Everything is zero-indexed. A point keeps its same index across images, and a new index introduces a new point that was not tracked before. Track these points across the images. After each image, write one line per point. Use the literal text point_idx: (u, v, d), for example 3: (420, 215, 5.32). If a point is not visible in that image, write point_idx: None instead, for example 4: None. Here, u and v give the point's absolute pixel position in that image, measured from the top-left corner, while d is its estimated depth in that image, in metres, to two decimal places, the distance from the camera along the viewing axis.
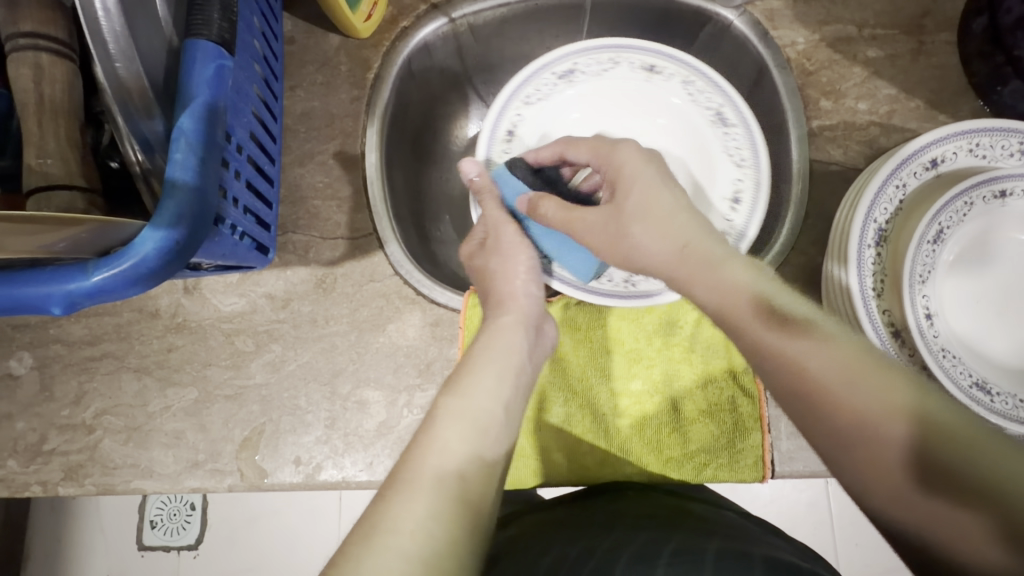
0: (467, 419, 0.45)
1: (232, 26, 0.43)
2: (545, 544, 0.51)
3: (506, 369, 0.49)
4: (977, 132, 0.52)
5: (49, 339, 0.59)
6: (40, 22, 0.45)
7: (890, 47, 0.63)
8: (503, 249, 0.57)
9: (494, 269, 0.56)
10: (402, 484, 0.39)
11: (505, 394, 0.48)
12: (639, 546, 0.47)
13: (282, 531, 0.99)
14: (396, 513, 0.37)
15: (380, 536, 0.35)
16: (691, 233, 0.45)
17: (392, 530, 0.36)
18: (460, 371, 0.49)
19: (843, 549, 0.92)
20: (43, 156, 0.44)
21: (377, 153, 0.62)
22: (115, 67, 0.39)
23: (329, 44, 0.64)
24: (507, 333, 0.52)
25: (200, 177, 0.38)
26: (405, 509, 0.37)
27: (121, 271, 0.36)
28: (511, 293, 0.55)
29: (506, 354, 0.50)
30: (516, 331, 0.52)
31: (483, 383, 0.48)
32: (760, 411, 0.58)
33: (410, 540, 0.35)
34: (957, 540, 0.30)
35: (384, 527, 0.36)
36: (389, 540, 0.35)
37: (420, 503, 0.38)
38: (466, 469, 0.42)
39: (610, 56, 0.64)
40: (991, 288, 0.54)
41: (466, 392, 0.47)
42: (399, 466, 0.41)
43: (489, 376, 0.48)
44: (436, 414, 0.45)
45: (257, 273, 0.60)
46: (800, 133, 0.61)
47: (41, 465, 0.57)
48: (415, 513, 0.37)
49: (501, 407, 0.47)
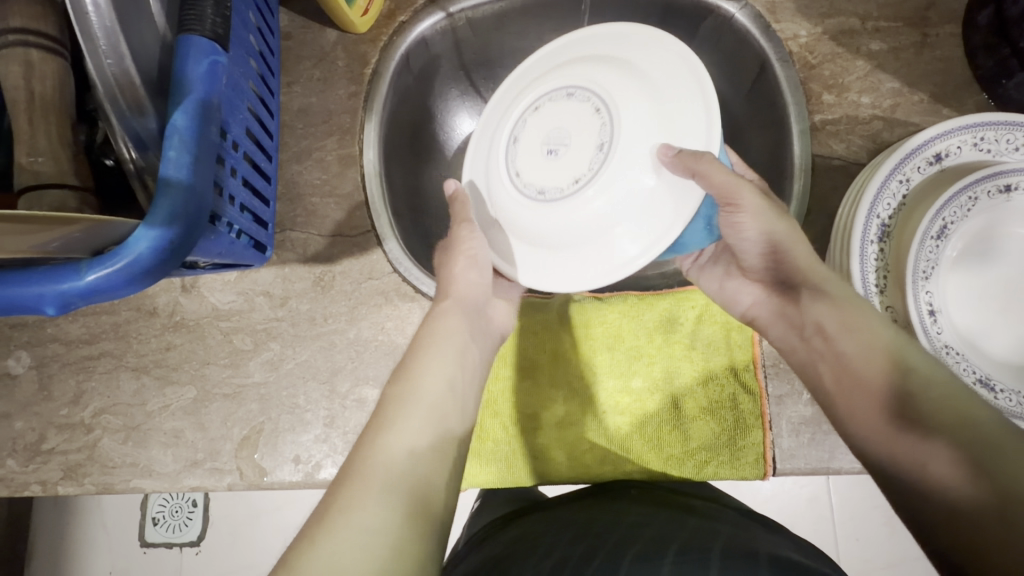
0: (418, 400, 0.46)
1: (225, 21, 0.42)
2: (549, 543, 0.51)
3: (450, 351, 0.50)
4: (982, 125, 0.52)
5: (47, 338, 0.58)
6: (29, 18, 0.44)
7: (894, 39, 0.62)
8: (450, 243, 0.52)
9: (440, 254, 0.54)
10: (359, 467, 0.40)
11: (451, 371, 0.49)
12: (643, 545, 0.47)
13: (284, 528, 0.98)
14: (352, 495, 0.38)
15: (337, 517, 0.37)
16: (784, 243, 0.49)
17: (346, 510, 0.37)
18: (409, 358, 0.49)
19: (843, 544, 0.92)
20: (33, 154, 0.44)
21: (376, 150, 0.61)
22: (105, 65, 0.39)
23: (327, 39, 0.63)
24: (452, 317, 0.52)
25: (193, 175, 0.38)
26: (359, 490, 0.39)
27: (115, 270, 0.35)
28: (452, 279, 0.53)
29: (451, 336, 0.51)
30: (462, 315, 0.52)
31: (432, 366, 0.48)
32: (762, 408, 0.57)
33: (366, 517, 0.37)
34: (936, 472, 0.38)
35: (341, 507, 0.37)
36: (345, 519, 0.37)
37: (373, 484, 0.39)
38: (418, 446, 0.43)
39: (580, 74, 0.46)
40: (995, 282, 0.53)
41: (416, 374, 0.48)
42: (355, 451, 0.42)
43: (436, 352, 0.49)
44: (388, 403, 0.46)
45: (255, 271, 0.59)
46: (802, 128, 0.60)
47: (40, 464, 0.57)
48: (370, 493, 0.39)
49: (447, 383, 0.48)
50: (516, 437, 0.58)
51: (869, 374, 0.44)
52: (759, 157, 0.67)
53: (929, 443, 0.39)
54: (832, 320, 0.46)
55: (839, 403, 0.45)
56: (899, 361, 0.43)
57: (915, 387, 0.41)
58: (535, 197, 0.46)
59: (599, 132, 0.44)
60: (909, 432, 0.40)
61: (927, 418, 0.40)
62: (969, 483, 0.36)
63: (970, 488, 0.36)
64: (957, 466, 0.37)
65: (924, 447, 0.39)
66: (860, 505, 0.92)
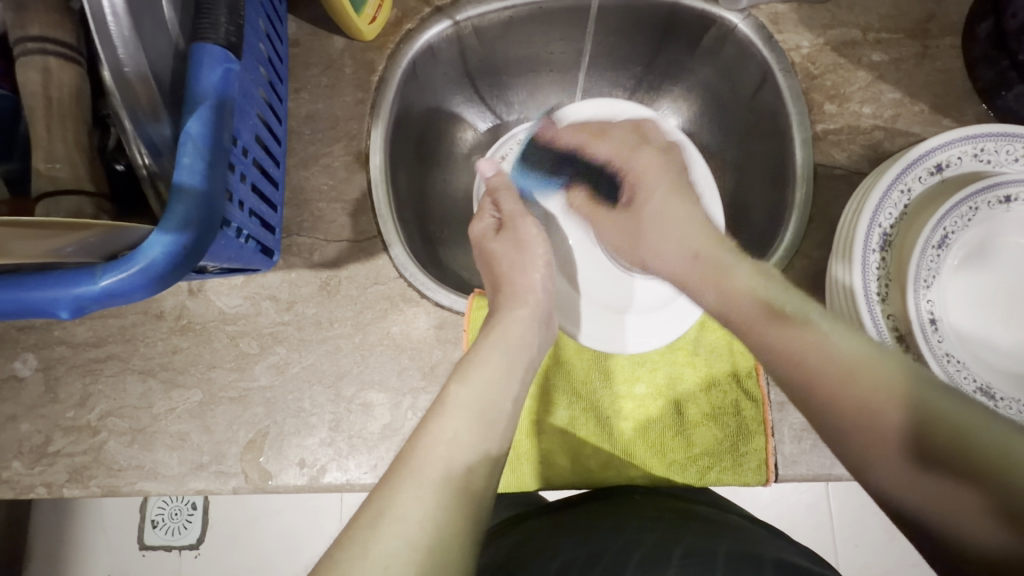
0: (473, 409, 0.46)
1: (238, 30, 0.43)
2: (558, 544, 0.52)
3: (515, 363, 0.52)
4: (983, 136, 0.52)
5: (54, 340, 0.59)
6: (47, 26, 0.45)
7: (895, 51, 0.63)
8: (521, 240, 0.62)
9: (508, 263, 0.60)
10: (409, 472, 0.41)
11: (513, 389, 0.50)
12: (650, 547, 0.47)
13: (284, 530, 0.99)
14: (403, 503, 0.38)
15: (390, 523, 0.37)
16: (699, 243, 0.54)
17: (398, 518, 0.37)
18: (469, 357, 0.51)
19: (842, 549, 0.92)
20: (51, 161, 0.44)
21: (382, 155, 0.62)
22: (124, 71, 0.40)
23: (334, 46, 0.64)
24: (522, 326, 0.54)
25: (207, 181, 0.38)
26: (412, 497, 0.39)
27: (130, 274, 0.36)
28: (530, 286, 0.59)
29: (518, 346, 0.53)
30: (531, 327, 0.55)
31: (492, 376, 0.49)
32: (764, 414, 0.58)
33: (417, 528, 0.37)
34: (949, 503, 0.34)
35: (394, 514, 0.37)
36: (395, 526, 0.36)
37: (429, 493, 0.39)
38: (474, 462, 0.43)
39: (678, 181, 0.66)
40: (995, 291, 0.54)
41: (476, 381, 0.48)
42: (402, 459, 0.42)
43: (497, 357, 0.51)
44: (444, 403, 0.46)
45: (261, 275, 0.60)
46: (804, 138, 0.61)
47: (46, 466, 0.57)
48: (424, 503, 0.38)
49: (508, 402, 0.49)
50: (522, 441, 0.58)
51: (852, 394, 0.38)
52: (759, 165, 0.68)
53: (945, 481, 0.34)
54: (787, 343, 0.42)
55: (833, 435, 0.40)
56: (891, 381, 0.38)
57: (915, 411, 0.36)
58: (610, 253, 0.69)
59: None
60: (918, 467, 0.35)
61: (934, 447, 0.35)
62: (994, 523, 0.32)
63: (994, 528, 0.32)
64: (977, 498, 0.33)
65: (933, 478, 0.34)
66: (858, 510, 0.93)
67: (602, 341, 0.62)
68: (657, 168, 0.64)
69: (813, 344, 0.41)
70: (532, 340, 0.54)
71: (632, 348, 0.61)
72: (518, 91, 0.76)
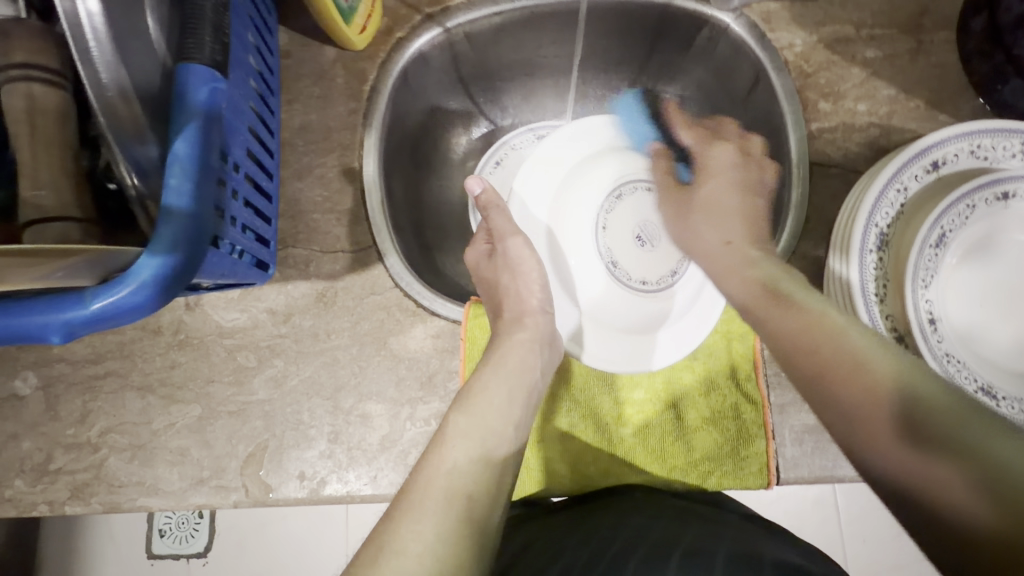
0: (474, 439, 0.47)
1: (224, 49, 0.43)
2: (562, 541, 0.51)
3: (518, 387, 0.52)
4: (978, 133, 0.52)
5: (53, 358, 0.59)
6: (32, 52, 0.45)
7: (889, 47, 0.62)
8: (512, 264, 0.58)
9: (506, 286, 0.58)
10: (410, 506, 0.41)
11: (516, 413, 0.50)
12: (651, 545, 0.47)
13: (291, 537, 0.99)
14: (403, 534, 0.39)
15: (388, 559, 0.37)
16: (737, 236, 0.56)
17: (398, 552, 0.37)
18: (471, 387, 0.50)
19: (849, 545, 0.92)
20: (36, 187, 0.45)
21: (375, 163, 0.62)
22: (106, 94, 0.39)
23: (325, 56, 0.64)
24: (523, 351, 0.54)
25: (195, 202, 0.38)
26: (414, 532, 0.39)
27: (119, 296, 0.36)
28: (531, 310, 0.57)
29: (522, 372, 0.52)
30: (532, 350, 0.55)
31: (492, 403, 0.49)
32: (764, 418, 0.58)
33: (416, 562, 0.37)
34: (942, 491, 0.35)
35: (393, 548, 0.38)
36: (395, 562, 0.37)
37: (429, 525, 0.40)
38: (475, 490, 0.44)
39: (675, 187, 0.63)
40: (995, 289, 0.53)
41: (477, 411, 0.48)
42: (400, 494, 0.43)
43: (496, 380, 0.51)
44: (445, 433, 0.46)
45: (257, 288, 0.60)
46: (799, 136, 0.61)
47: (48, 484, 0.57)
48: (424, 535, 0.39)
49: (511, 427, 0.49)
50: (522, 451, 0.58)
51: (854, 379, 0.41)
52: None
53: (933, 460, 0.36)
54: (800, 323, 0.45)
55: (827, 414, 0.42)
56: (891, 376, 0.40)
57: (914, 398, 0.38)
58: (611, 273, 0.61)
59: (667, 265, 0.62)
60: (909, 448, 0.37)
61: (927, 431, 0.37)
62: (979, 509, 0.33)
63: (974, 505, 0.34)
64: (971, 487, 0.34)
65: (930, 466, 0.36)
66: (866, 505, 0.92)
67: (610, 361, 0.57)
68: (727, 165, 0.61)
69: (823, 324, 0.44)
70: (536, 363, 0.54)
71: (658, 364, 0.57)
72: (512, 96, 0.75)
